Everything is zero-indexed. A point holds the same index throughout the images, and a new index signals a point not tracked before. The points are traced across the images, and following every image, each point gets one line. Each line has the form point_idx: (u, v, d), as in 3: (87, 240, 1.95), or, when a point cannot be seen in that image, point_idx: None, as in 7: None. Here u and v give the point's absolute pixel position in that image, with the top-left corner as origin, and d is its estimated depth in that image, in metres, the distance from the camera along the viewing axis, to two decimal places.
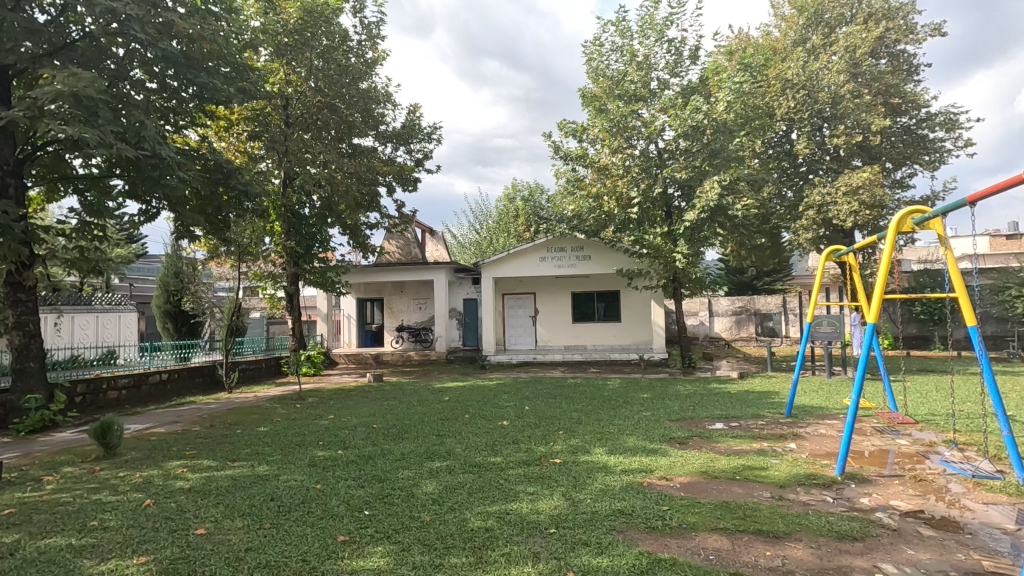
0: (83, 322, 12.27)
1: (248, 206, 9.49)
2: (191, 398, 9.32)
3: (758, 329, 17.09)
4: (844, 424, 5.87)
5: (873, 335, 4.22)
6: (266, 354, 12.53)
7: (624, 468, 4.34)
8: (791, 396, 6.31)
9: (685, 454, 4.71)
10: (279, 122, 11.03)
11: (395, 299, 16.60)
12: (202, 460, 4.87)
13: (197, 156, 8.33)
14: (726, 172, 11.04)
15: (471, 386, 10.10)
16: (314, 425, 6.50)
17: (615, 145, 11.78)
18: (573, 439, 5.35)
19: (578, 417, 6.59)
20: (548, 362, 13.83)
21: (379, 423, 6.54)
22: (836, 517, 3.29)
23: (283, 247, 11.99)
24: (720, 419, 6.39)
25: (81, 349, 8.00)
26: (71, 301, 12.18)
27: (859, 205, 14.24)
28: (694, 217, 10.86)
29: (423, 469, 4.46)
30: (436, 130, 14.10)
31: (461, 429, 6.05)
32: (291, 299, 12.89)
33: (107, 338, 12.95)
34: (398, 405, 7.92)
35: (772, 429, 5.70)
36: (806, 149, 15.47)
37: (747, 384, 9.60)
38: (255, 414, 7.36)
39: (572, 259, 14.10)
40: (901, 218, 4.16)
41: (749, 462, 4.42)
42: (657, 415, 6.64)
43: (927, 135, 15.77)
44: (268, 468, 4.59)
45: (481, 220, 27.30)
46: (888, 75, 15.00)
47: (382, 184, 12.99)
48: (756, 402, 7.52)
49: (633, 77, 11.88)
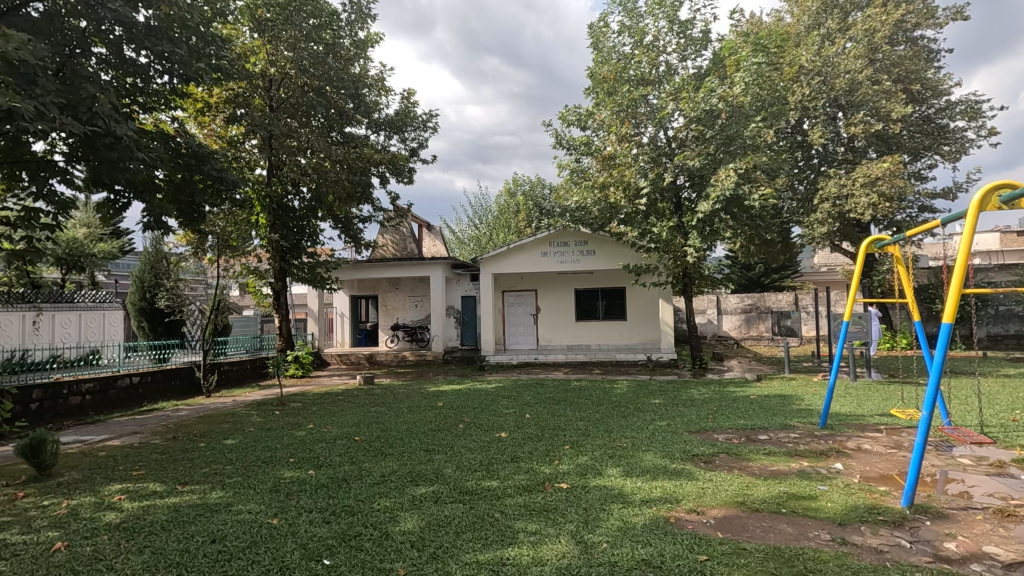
0: (63, 320, 11.56)
1: (227, 196, 8.78)
2: (164, 404, 8.58)
3: (774, 328, 16.34)
4: (889, 438, 5.14)
5: (948, 338, 3.48)
6: (253, 354, 11.86)
7: (643, 497, 3.62)
8: (825, 405, 5.57)
9: (715, 477, 3.98)
10: (263, 106, 10.33)
11: (390, 296, 15.89)
12: (146, 485, 4.16)
13: (166, 139, 7.61)
14: (742, 159, 10.28)
15: (467, 390, 9.36)
16: (289, 438, 5.77)
17: (623, 132, 11.08)
18: (580, 457, 4.64)
19: (585, 428, 5.86)
20: (549, 363, 13.09)
21: (362, 434, 5.84)
22: (923, 572, 2.56)
23: (270, 241, 11.27)
24: (745, 430, 5.65)
25: (63, 348, 7.69)
26: (53, 298, 11.45)
27: (878, 196, 13.51)
28: (708, 208, 10.12)
29: (404, 498, 3.74)
30: (432, 118, 13.32)
31: (454, 443, 5.36)
32: (279, 296, 12.19)
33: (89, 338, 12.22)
34: (385, 412, 7.20)
35: (810, 444, 4.97)
36: (821, 138, 14.74)
37: (766, 389, 8.88)
38: (226, 423, 6.64)
39: (575, 254, 13.35)
40: (982, 197, 3.45)
41: (794, 490, 3.69)
42: (674, 425, 5.91)
43: (947, 125, 14.99)
44: (221, 495, 3.86)
45: (480, 215, 26.59)
46: (908, 60, 14.26)
47: (376, 175, 12.33)
48: (780, 410, 6.78)
49: (640, 60, 11.16)
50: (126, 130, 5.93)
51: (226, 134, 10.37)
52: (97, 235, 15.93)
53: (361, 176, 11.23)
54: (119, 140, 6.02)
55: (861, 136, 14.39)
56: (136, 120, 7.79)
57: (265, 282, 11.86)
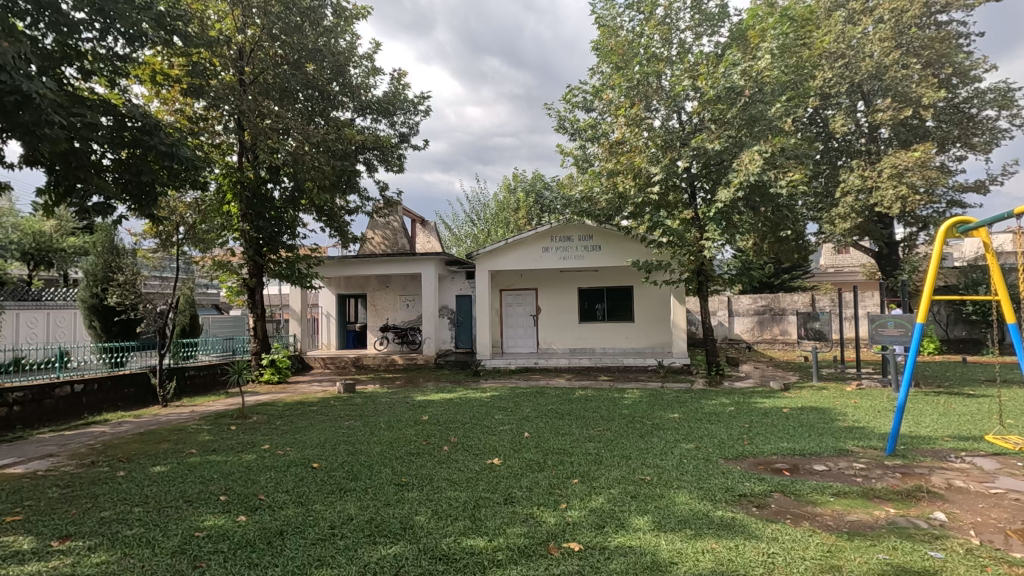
0: (30, 319, 11.17)
1: (184, 178, 7.67)
2: (108, 416, 7.48)
3: (801, 331, 13.13)
4: (985, 472, 4.06)
5: None
6: (223, 358, 10.76)
7: (688, 571, 2.55)
8: (894, 428, 4.50)
9: (783, 537, 2.90)
10: (232, 82, 9.27)
11: (379, 296, 14.82)
12: (12, 541, 3.09)
13: (103, 106, 6.53)
14: (767, 142, 9.16)
15: (458, 400, 8.28)
16: (233, 463, 4.70)
17: (632, 114, 10.03)
18: (594, 499, 3.57)
19: (596, 452, 4.79)
20: (550, 368, 12.06)
21: (322, 460, 4.77)
22: None
23: (242, 234, 10.22)
24: (794, 457, 4.60)
25: (26, 349, 6.97)
26: (19, 297, 11.07)
27: (906, 188, 12.48)
28: (729, 196, 9.03)
29: (352, 567, 2.67)
30: (424, 100, 12.24)
31: (435, 473, 4.31)
32: (254, 294, 11.04)
33: (60, 338, 11.86)
34: (359, 429, 6.13)
35: (887, 480, 3.90)
36: (844, 126, 13.67)
37: (798, 400, 7.82)
38: (166, 441, 5.56)
39: (578, 249, 12.31)
40: None
41: (901, 561, 2.61)
42: (704, 451, 4.82)
43: (978, 114, 13.90)
44: (103, 560, 2.82)
45: (477, 212, 25.56)
46: (939, 41, 13.14)
47: (362, 162, 11.34)
48: (826, 429, 5.69)
49: (651, 34, 10.05)
50: (37, 87, 4.87)
51: (190, 111, 9.24)
52: (68, 228, 14.94)
53: (343, 162, 10.20)
54: (31, 100, 4.98)
55: (888, 123, 13.33)
56: (74, 87, 6.72)
57: (238, 278, 10.79)
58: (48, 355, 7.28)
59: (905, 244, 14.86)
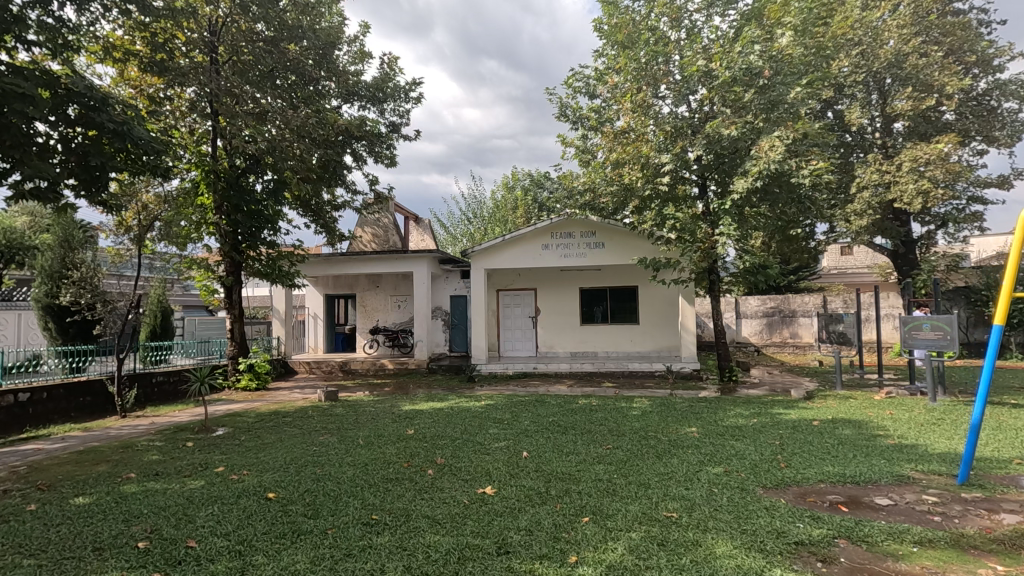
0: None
1: (144, 164, 6.89)
2: (57, 428, 6.69)
3: (822, 334, 13.71)
4: None
5: None
6: (199, 361, 10.03)
7: None
8: (968, 452, 3.75)
9: None
10: (203, 62, 8.48)
11: (369, 296, 14.04)
12: None
13: (43, 78, 5.70)
14: (788, 129, 8.42)
15: (448, 411, 7.49)
16: (171, 494, 3.89)
17: (639, 99, 9.28)
18: (610, 549, 2.80)
19: (608, 480, 4.01)
20: (550, 373, 11.29)
21: (281, 489, 3.98)
22: None
23: (217, 228, 9.43)
24: (847, 486, 3.84)
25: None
26: None
27: (929, 182, 11.71)
28: (746, 186, 8.25)
29: None
30: (417, 87, 11.48)
31: (413, 508, 3.52)
32: (231, 293, 10.24)
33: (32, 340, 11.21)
34: (331, 446, 5.34)
35: (975, 522, 3.13)
36: (860, 118, 12.95)
37: (825, 411, 7.03)
38: (101, 464, 4.75)
39: (580, 246, 11.53)
40: None
41: None
42: (736, 477, 4.05)
43: (1000, 105, 13.20)
44: None
45: (474, 210, 24.85)
46: (961, 28, 12.41)
47: (348, 152, 10.57)
48: (872, 448, 4.93)
49: (660, 12, 9.28)
50: None
51: (156, 93, 8.44)
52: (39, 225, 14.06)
53: (326, 151, 9.43)
54: None
55: (908, 114, 12.58)
56: (12, 57, 5.90)
57: (214, 276, 9.98)
58: (22, 359, 6.84)
59: (923, 242, 14.13)
